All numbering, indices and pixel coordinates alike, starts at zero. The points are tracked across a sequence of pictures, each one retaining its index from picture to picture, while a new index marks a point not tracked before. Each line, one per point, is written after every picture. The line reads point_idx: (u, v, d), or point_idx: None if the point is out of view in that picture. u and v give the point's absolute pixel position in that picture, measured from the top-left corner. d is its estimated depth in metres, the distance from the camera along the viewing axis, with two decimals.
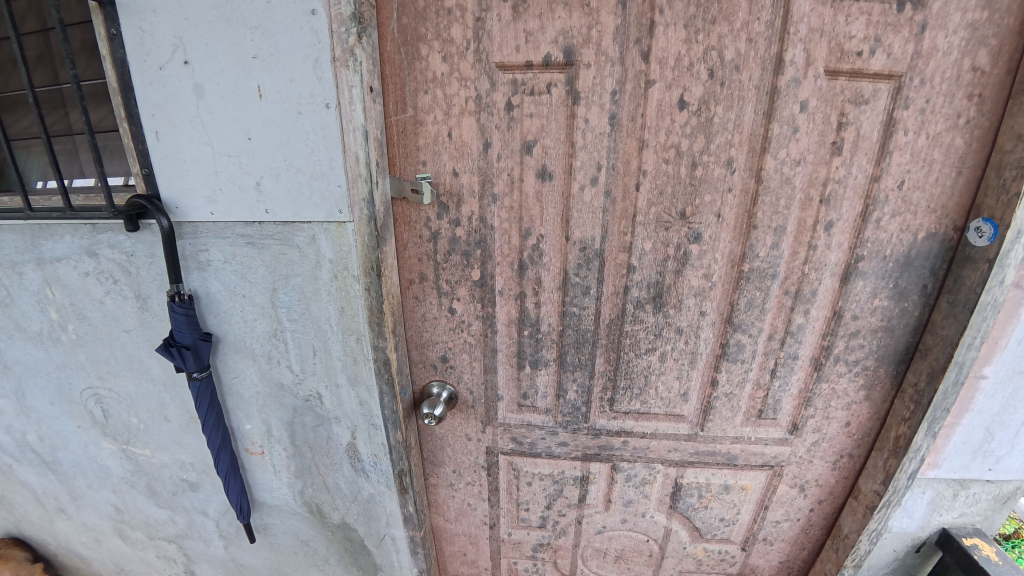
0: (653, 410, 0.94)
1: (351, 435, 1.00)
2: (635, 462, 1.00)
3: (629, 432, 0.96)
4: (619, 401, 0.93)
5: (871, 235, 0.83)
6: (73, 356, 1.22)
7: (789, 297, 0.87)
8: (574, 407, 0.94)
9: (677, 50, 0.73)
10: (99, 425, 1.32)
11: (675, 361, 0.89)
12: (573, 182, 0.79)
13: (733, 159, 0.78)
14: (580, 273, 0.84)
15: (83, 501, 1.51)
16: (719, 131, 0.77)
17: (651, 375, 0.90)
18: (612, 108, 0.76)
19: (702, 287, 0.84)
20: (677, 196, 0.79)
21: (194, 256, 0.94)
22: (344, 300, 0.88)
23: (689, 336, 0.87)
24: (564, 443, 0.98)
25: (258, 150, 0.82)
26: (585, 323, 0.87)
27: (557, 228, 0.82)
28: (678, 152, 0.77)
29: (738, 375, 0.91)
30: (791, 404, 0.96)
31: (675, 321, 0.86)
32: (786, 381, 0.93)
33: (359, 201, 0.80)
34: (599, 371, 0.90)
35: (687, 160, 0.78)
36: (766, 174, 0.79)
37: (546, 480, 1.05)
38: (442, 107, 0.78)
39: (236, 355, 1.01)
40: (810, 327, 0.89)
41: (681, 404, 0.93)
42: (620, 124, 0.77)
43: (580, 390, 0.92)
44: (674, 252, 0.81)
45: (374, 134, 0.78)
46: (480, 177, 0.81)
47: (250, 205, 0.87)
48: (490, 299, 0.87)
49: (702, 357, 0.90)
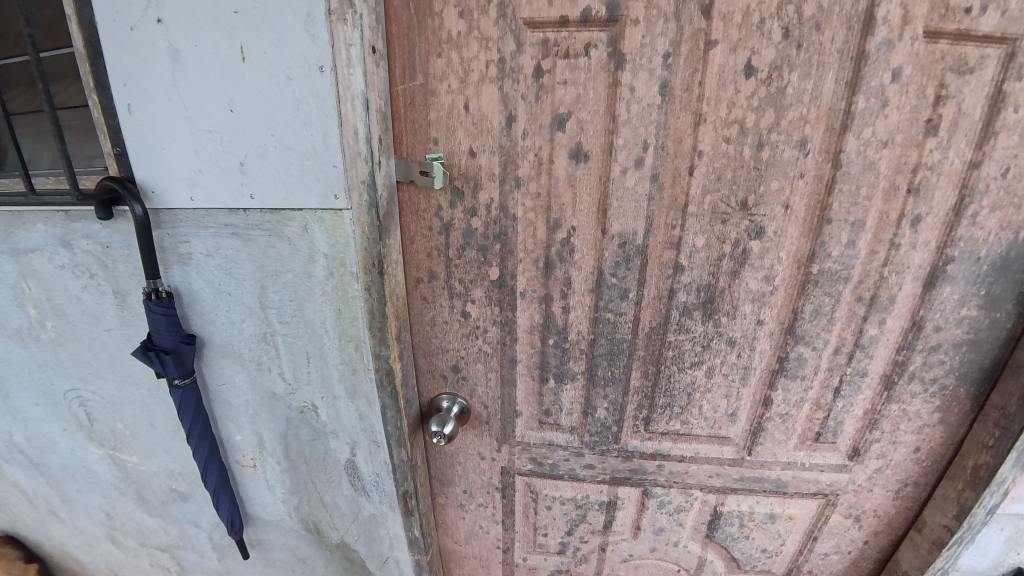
0: (694, 431, 0.81)
1: (350, 451, 0.89)
2: (670, 487, 0.88)
3: (665, 455, 0.84)
4: (655, 420, 0.81)
5: (964, 232, 0.69)
6: (54, 356, 1.12)
7: (860, 305, 0.73)
8: (603, 426, 0.82)
9: (746, 4, 0.59)
10: (85, 429, 1.22)
11: (723, 377, 0.76)
12: (613, 165, 0.67)
13: (807, 138, 0.65)
14: (617, 274, 0.71)
15: (74, 506, 1.43)
16: (792, 104, 0.64)
17: (694, 393, 0.78)
18: (663, 75, 0.63)
19: (761, 292, 0.71)
20: (737, 183, 0.66)
21: (174, 248, 0.82)
22: (341, 302, 0.75)
23: (743, 348, 0.74)
24: (590, 466, 0.86)
25: (242, 125, 0.70)
26: (621, 332, 0.75)
27: (591, 220, 0.70)
28: (741, 129, 0.64)
29: (795, 393, 0.78)
30: (853, 427, 0.82)
31: (727, 331, 0.73)
32: (851, 402, 0.79)
33: (359, 184, 0.67)
34: (634, 387, 0.78)
35: (751, 139, 0.64)
36: (845, 157, 0.66)
37: (568, 504, 0.93)
38: (459, 73, 0.65)
39: (224, 359, 0.90)
40: (884, 340, 0.76)
41: (727, 425, 0.80)
42: (672, 94, 0.63)
43: (610, 408, 0.81)
44: (731, 250, 0.68)
45: (377, 105, 0.65)
46: (502, 158, 0.68)
47: (234, 189, 0.74)
48: (510, 302, 0.75)
49: (755, 372, 0.76)
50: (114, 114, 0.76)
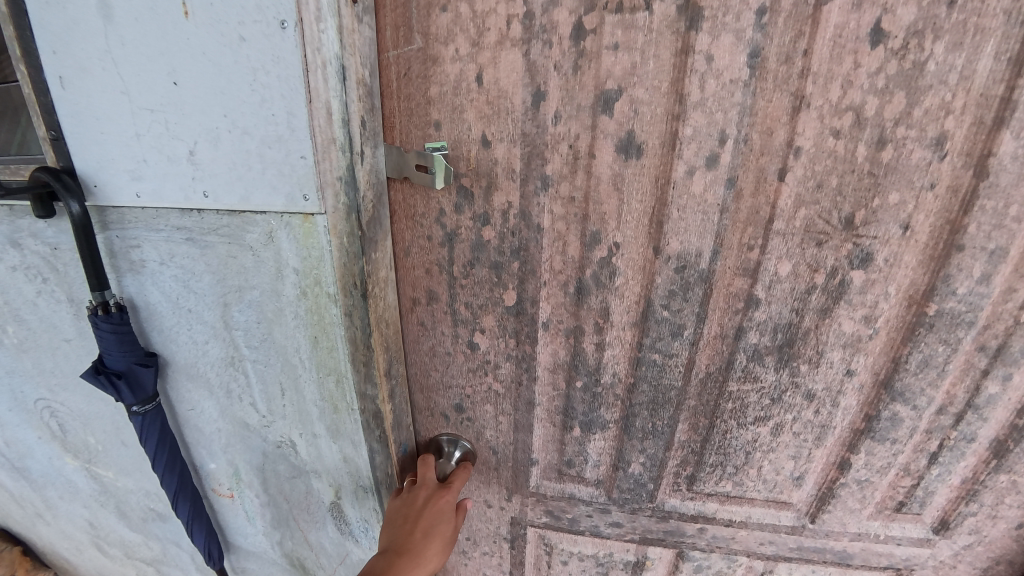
0: (749, 494, 0.66)
1: (335, 493, 0.76)
2: (711, 552, 0.72)
3: (709, 518, 0.69)
4: (702, 480, 0.65)
5: None
6: (18, 362, 0.99)
7: (981, 357, 0.54)
8: (636, 483, 0.67)
9: None
10: (59, 439, 1.10)
11: (793, 436, 0.60)
12: (676, 162, 0.50)
13: (948, 133, 0.45)
14: (670, 305, 0.56)
15: (57, 511, 1.33)
16: (931, 86, 0.44)
17: (754, 453, 0.62)
18: (754, 40, 0.45)
19: (856, 335, 0.54)
20: (842, 193, 0.49)
21: (125, 253, 0.67)
22: (317, 327, 0.61)
23: (823, 405, 0.58)
24: (617, 524, 0.72)
25: (190, 100, 0.53)
26: (669, 376, 0.59)
27: (641, 234, 0.54)
28: (858, 118, 0.46)
29: (880, 457, 0.60)
30: (944, 498, 0.63)
31: (804, 383, 0.57)
32: (947, 470, 0.61)
33: (334, 182, 0.52)
34: (679, 442, 0.63)
35: (870, 133, 0.47)
36: (997, 162, 0.45)
37: (587, 561, 0.77)
38: (469, 33, 0.49)
39: (189, 383, 0.75)
40: (1010, 403, 0.55)
41: (790, 490, 0.65)
42: (764, 68, 0.46)
43: (647, 463, 0.65)
44: (823, 281, 0.52)
45: (357, 76, 0.48)
46: (525, 149, 0.52)
47: (185, 184, 0.58)
48: (530, 332, 0.60)
49: (834, 433, 0.60)
50: (39, 86, 0.59)
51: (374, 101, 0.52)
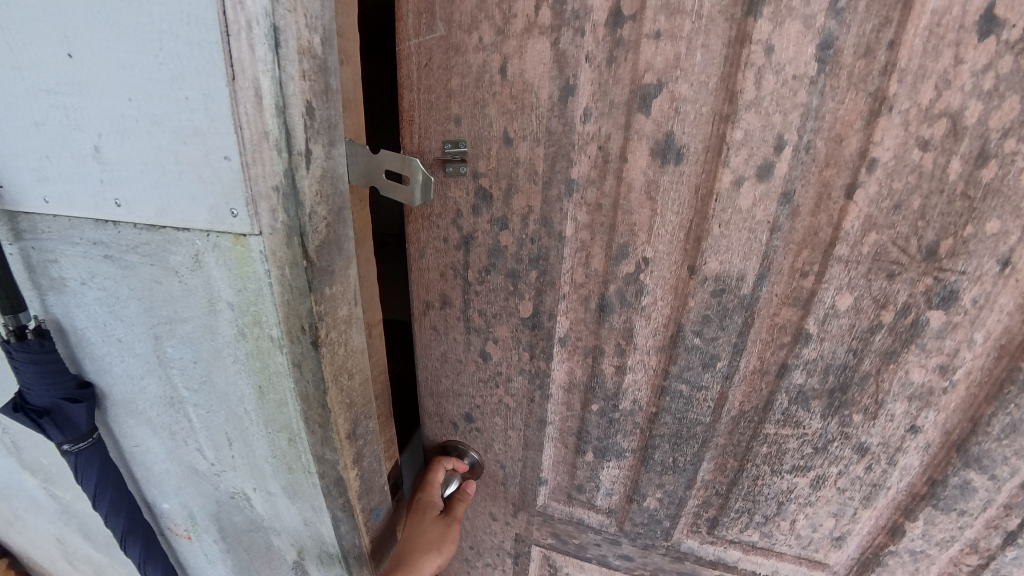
0: (778, 548, 0.59)
1: (296, 551, 0.79)
2: None
3: (730, 566, 0.62)
4: (725, 525, 0.59)
5: None
6: None
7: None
8: (651, 519, 0.62)
9: None
10: (17, 455, 1.11)
11: (837, 492, 0.53)
12: (721, 172, 0.44)
13: None
14: (705, 333, 0.49)
15: (33, 519, 1.38)
16: None
17: (789, 505, 0.55)
18: (828, 28, 0.38)
19: (927, 387, 0.46)
20: (928, 216, 0.41)
21: (43, 268, 0.63)
22: (263, 370, 0.58)
23: (877, 462, 0.50)
24: (627, 558, 0.66)
25: (96, 88, 0.47)
26: (696, 410, 0.53)
27: (676, 251, 0.48)
28: (957, 125, 0.38)
29: (943, 529, 0.51)
30: None
31: (856, 435, 0.50)
32: None
33: (270, 191, 0.45)
34: (702, 480, 0.57)
35: (970, 145, 0.38)
36: None
37: None
38: (494, 21, 0.45)
39: (131, 420, 0.74)
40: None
41: (828, 549, 0.57)
42: (836, 63, 0.38)
43: (665, 500, 0.60)
44: (890, 320, 0.44)
45: (300, 42, 0.41)
46: (551, 149, 0.47)
47: (98, 188, 0.52)
48: (545, 347, 0.55)
49: (888, 494, 0.52)
50: None
51: (334, 83, 0.45)
